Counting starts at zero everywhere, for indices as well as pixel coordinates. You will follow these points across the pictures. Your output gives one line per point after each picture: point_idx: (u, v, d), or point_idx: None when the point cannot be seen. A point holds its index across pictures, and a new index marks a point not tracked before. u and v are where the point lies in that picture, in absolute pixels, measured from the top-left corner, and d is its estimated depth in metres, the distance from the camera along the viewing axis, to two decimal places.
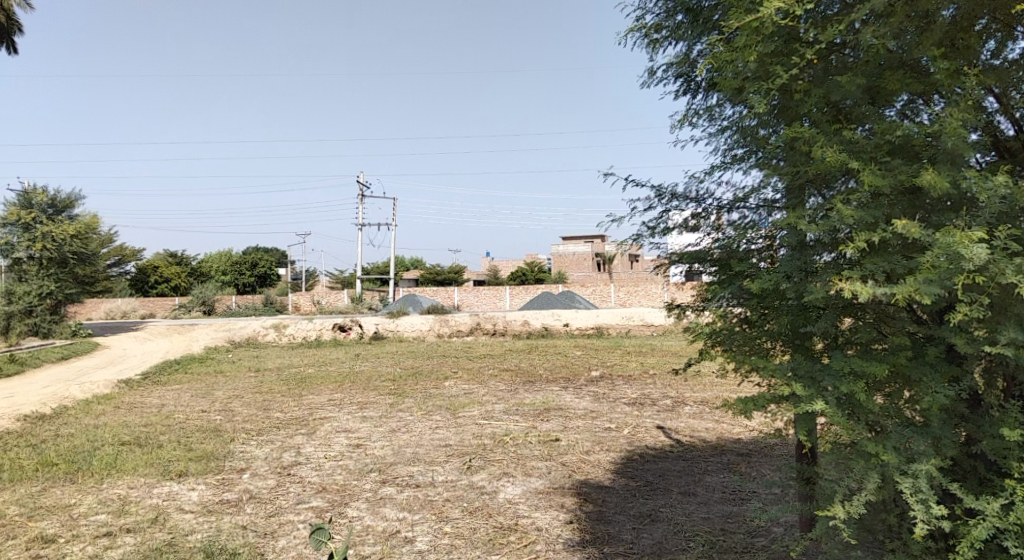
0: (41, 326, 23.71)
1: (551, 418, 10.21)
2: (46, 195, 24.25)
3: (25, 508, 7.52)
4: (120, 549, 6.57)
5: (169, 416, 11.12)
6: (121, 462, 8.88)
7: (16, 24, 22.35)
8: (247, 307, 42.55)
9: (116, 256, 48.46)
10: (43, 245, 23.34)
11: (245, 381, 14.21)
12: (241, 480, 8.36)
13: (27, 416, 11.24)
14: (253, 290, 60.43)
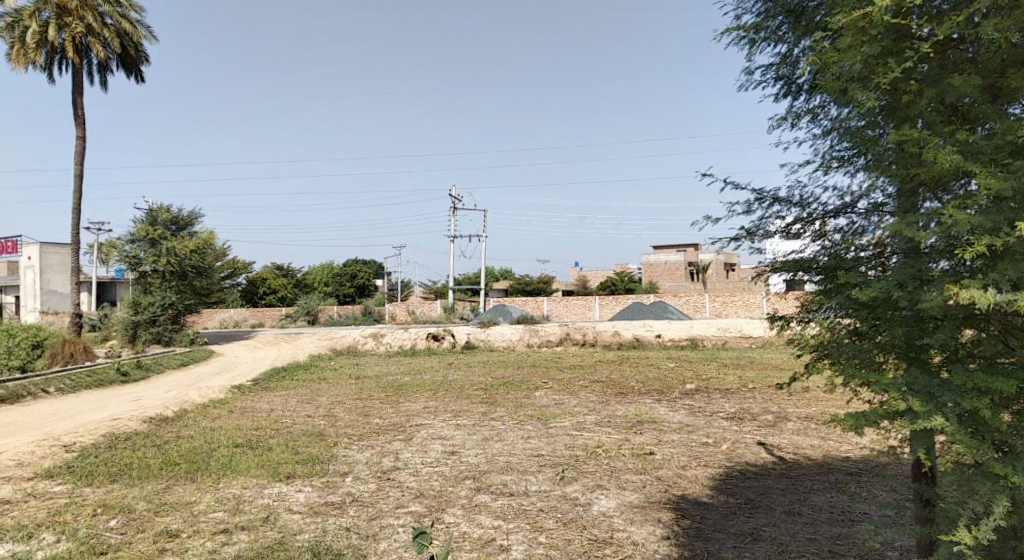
0: (163, 335, 25.07)
1: (645, 431, 10.06)
2: (169, 213, 26.17)
3: (152, 504, 8.13)
4: (236, 546, 6.99)
5: (277, 421, 11.74)
6: (235, 463, 9.44)
7: (143, 56, 24.31)
8: (346, 317, 44.31)
9: (230, 269, 51.67)
10: (167, 260, 25.21)
11: (345, 388, 14.77)
12: (343, 483, 8.70)
13: (153, 418, 12.15)
14: (352, 300, 62.81)
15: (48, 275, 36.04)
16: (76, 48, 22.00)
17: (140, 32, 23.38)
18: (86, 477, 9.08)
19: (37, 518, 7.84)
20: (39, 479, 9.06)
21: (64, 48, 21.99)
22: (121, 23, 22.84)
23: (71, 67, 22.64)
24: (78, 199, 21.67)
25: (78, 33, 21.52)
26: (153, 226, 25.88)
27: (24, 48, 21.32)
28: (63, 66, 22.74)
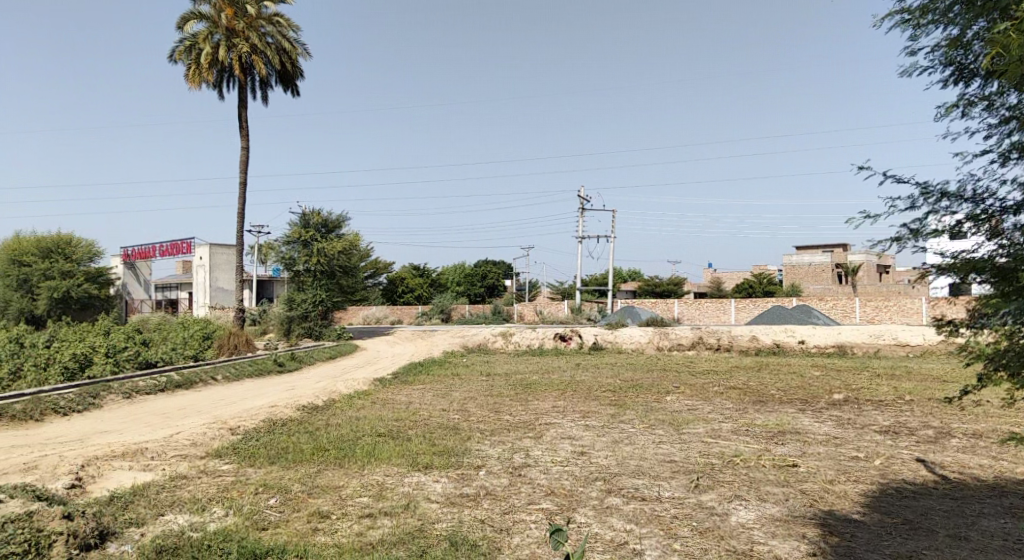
0: (313, 329, 26.73)
1: (787, 442, 9.56)
2: (320, 217, 28.11)
3: (306, 486, 8.79)
4: (380, 530, 7.49)
5: (415, 413, 12.27)
6: (378, 451, 9.98)
7: (299, 71, 26.08)
8: (477, 316, 45.42)
9: (372, 269, 54.55)
10: (317, 260, 27.09)
11: (476, 385, 15.17)
12: (477, 477, 8.94)
13: (305, 406, 13.09)
14: (483, 300, 64.29)
15: (216, 274, 39.67)
16: (242, 66, 24.12)
17: (296, 50, 25.25)
18: (249, 458, 9.96)
19: (209, 492, 8.72)
20: (209, 457, 10.04)
21: (232, 67, 24.20)
22: (280, 40, 24.68)
23: (238, 84, 24.86)
24: (242, 204, 23.75)
25: (244, 52, 23.58)
26: (305, 229, 27.91)
27: (199, 69, 23.72)
28: (231, 84, 25.03)
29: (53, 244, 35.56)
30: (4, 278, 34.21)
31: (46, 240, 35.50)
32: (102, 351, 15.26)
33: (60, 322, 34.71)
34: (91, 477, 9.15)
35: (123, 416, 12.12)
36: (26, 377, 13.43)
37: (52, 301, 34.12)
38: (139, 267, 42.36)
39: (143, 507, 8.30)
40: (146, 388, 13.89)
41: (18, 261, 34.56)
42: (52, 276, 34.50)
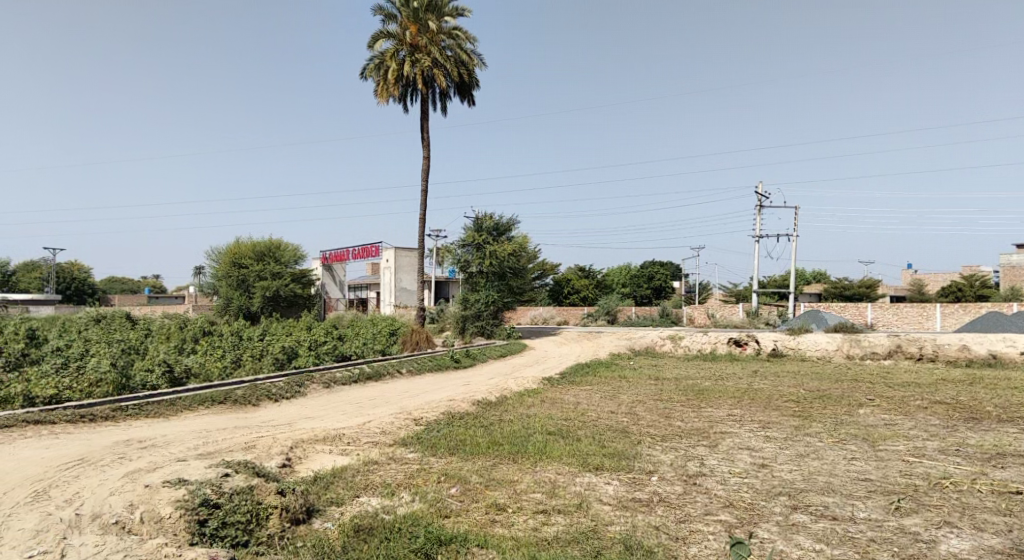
0: (486, 328, 27.73)
1: (1008, 466, 8.45)
2: (492, 220, 29.24)
3: (483, 478, 9.19)
4: (555, 528, 7.67)
5: (585, 414, 12.35)
6: (549, 449, 10.17)
7: (475, 81, 27.15)
8: (646, 318, 44.70)
9: (540, 270, 55.64)
10: (490, 262, 28.12)
11: (646, 388, 14.96)
12: (650, 482, 8.82)
13: (479, 401, 13.66)
14: (650, 302, 63.02)
15: (400, 275, 42.48)
16: (424, 80, 25.64)
17: (473, 61, 26.40)
18: (430, 448, 10.58)
19: (397, 478, 9.41)
20: (396, 446, 10.81)
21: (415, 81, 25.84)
22: (458, 53, 25.86)
23: (420, 97, 26.49)
24: (422, 210, 25.26)
25: (425, 67, 25.07)
26: (479, 233, 29.14)
27: (386, 84, 25.64)
28: (414, 97, 26.73)
29: (266, 248, 39.97)
30: (227, 278, 38.98)
31: (260, 245, 39.94)
32: (305, 345, 16.98)
33: (271, 317, 39.11)
34: (298, 458, 10.19)
35: (322, 404, 13.38)
36: (245, 366, 15.26)
37: (264, 299, 38.44)
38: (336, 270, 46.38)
39: (341, 488, 9.16)
40: (341, 378, 15.22)
41: (238, 263, 39.13)
42: (265, 276, 38.74)
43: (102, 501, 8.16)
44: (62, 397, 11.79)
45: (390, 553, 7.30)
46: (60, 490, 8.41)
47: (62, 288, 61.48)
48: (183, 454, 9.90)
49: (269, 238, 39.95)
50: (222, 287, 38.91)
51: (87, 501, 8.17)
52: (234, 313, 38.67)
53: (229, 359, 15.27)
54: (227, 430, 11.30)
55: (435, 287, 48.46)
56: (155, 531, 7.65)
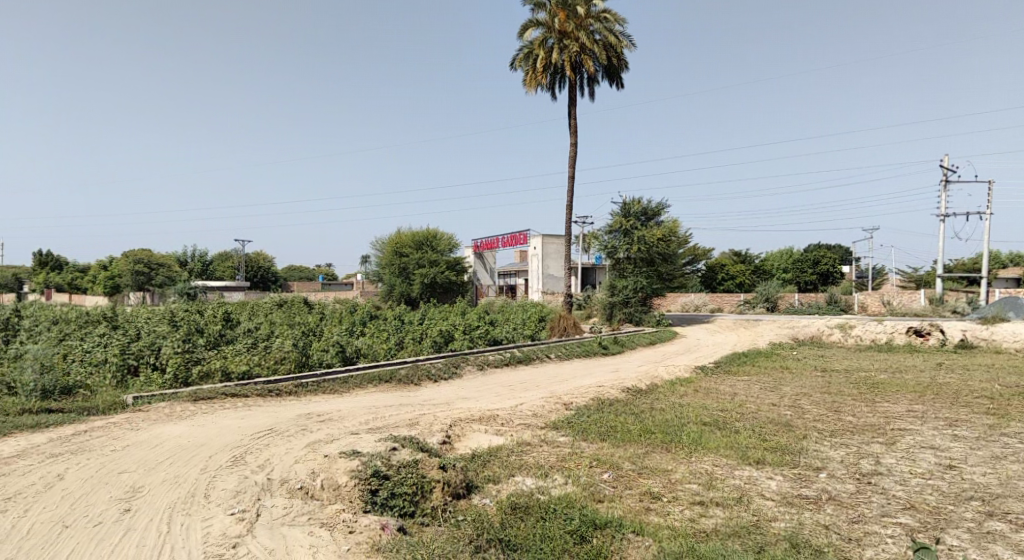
0: (635, 315, 27.36)
1: None
2: (640, 205, 28.82)
3: (636, 466, 9.12)
4: (713, 520, 7.47)
5: (743, 405, 11.84)
6: (706, 440, 9.86)
7: (625, 63, 26.62)
8: (810, 306, 41.96)
9: (692, 257, 53.68)
10: (637, 249, 27.72)
11: (811, 380, 14.06)
12: (817, 479, 8.32)
13: (631, 389, 13.52)
14: (815, 288, 58.94)
15: (548, 263, 42.93)
16: (572, 66, 25.65)
17: (622, 42, 25.81)
18: (582, 433, 10.64)
19: (550, 460, 9.59)
20: (549, 429, 10.98)
21: (564, 68, 25.94)
22: (607, 36, 25.53)
23: (568, 83, 26.51)
24: (570, 198, 25.33)
25: (573, 53, 25.06)
26: (627, 218, 28.73)
27: (535, 72, 26.03)
28: (563, 85, 26.81)
29: (424, 237, 42.02)
30: (389, 266, 41.30)
31: (419, 235, 42.02)
32: (460, 329, 17.72)
33: (430, 303, 41.10)
34: (457, 435, 10.67)
35: (477, 385, 13.90)
36: (407, 348, 16.19)
37: (423, 286, 40.42)
38: (487, 258, 47.89)
39: (497, 467, 9.48)
40: (494, 362, 15.68)
41: (399, 253, 41.47)
42: (423, 264, 40.73)
43: (289, 468, 9.04)
44: (253, 372, 13.17)
45: (547, 533, 7.47)
46: (254, 456, 9.40)
47: (249, 277, 68.27)
48: (355, 428, 10.70)
49: (427, 228, 41.94)
50: (385, 274, 41.51)
51: (276, 467, 9.09)
52: (396, 299, 41.09)
53: (393, 341, 16.26)
54: (392, 407, 12.06)
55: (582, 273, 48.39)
56: (334, 498, 8.35)
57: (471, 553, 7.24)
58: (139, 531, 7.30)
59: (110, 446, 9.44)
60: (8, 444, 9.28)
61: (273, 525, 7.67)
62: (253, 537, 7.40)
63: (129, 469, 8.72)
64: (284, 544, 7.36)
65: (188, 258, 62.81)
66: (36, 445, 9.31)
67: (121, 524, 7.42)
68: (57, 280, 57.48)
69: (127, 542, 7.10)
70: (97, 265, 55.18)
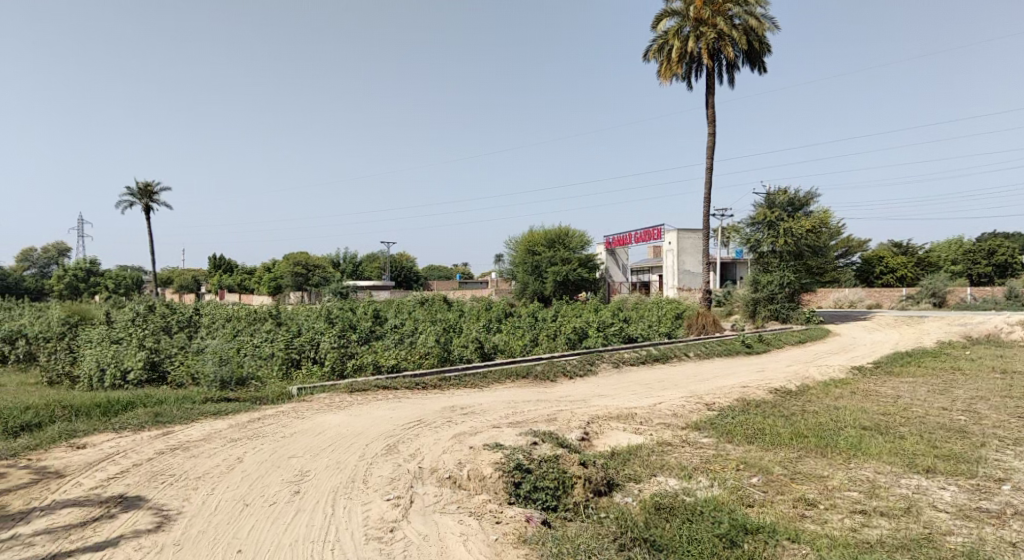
0: (781, 312, 26.08)
1: None
2: (786, 196, 27.41)
3: (788, 470, 8.69)
4: (878, 531, 7.02)
5: (908, 409, 10.93)
6: (866, 446, 9.22)
7: (768, 47, 25.33)
8: (985, 300, 37.93)
9: (844, 249, 50.14)
10: (784, 241, 26.16)
11: (989, 383, 12.72)
12: (1000, 491, 7.58)
13: (779, 389, 12.89)
14: (990, 281, 53.14)
15: (684, 257, 41.89)
16: (710, 53, 24.81)
17: (764, 24, 24.55)
18: (727, 434, 10.29)
19: (694, 462, 9.34)
20: (690, 429, 10.72)
21: (700, 56, 25.15)
22: (748, 20, 24.41)
23: (706, 71, 25.67)
24: (707, 190, 24.50)
25: (711, 40, 24.24)
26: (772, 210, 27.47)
27: (670, 63, 25.47)
28: (700, 73, 26.03)
29: (556, 235, 42.31)
30: (523, 264, 42.02)
31: (551, 233, 42.30)
32: (595, 326, 17.70)
33: (563, 300, 41.35)
34: (595, 433, 10.66)
35: (614, 383, 13.82)
36: (542, 345, 16.43)
37: (556, 283, 40.80)
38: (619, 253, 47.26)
39: (638, 465, 9.38)
40: (630, 359, 15.54)
41: (532, 250, 42.07)
42: (556, 261, 41.04)
43: (437, 458, 9.46)
44: (401, 366, 13.95)
45: (694, 535, 7.30)
46: (405, 445, 9.90)
47: (393, 277, 71.83)
48: (496, 421, 10.99)
49: (559, 225, 42.18)
50: (519, 272, 42.32)
51: (426, 456, 9.54)
52: (530, 297, 41.73)
53: (529, 337, 16.54)
54: (531, 402, 12.26)
55: (723, 269, 46.88)
56: (480, 488, 8.63)
57: (617, 550, 7.22)
58: (307, 512, 7.91)
59: (279, 432, 10.31)
60: (195, 428, 10.39)
61: (425, 512, 8.05)
62: (408, 523, 7.80)
63: (297, 454, 9.48)
64: (437, 530, 7.69)
65: (338, 259, 67.12)
66: (218, 430, 10.35)
67: (292, 504, 8.08)
68: (227, 280, 63.38)
69: (299, 521, 7.72)
70: (260, 266, 60.24)
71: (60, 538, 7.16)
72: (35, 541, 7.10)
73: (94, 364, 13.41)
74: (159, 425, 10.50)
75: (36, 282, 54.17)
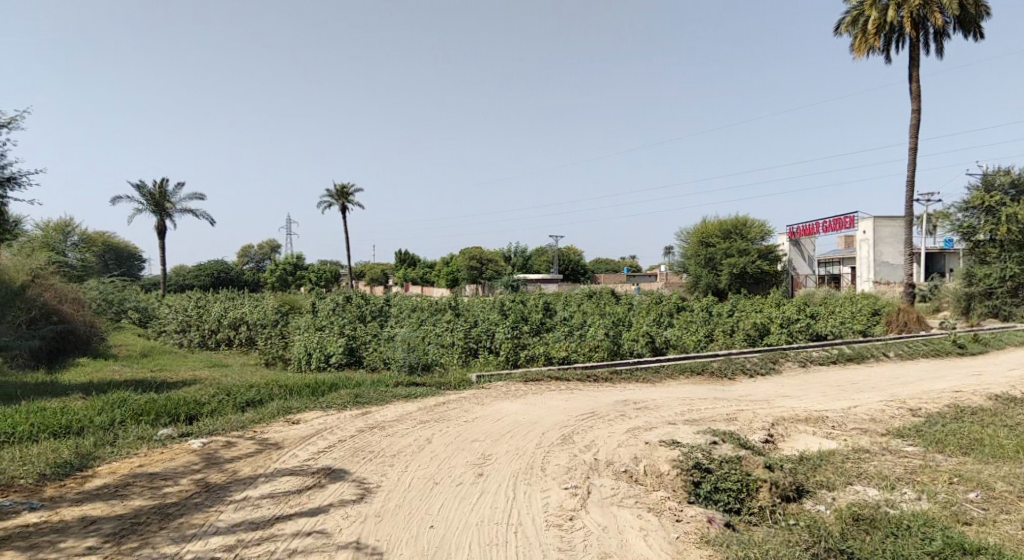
0: (1001, 309, 22.96)
1: None
2: (1008, 176, 24.16)
3: (1014, 487, 7.70)
4: None
5: None
6: None
7: (986, 9, 22.38)
8: None
9: None
10: (1007, 227, 23.14)
11: None
12: None
13: (1001, 396, 11.40)
14: None
15: (881, 247, 38.37)
16: (913, 22, 22.45)
17: None
18: (936, 443, 9.31)
19: (897, 472, 8.55)
20: (891, 436, 9.83)
21: (902, 26, 22.84)
22: None
23: (908, 42, 23.27)
24: (910, 174, 22.23)
25: (915, 7, 21.92)
26: (990, 192, 24.51)
27: (865, 36, 23.40)
28: (902, 43, 23.68)
29: (732, 226, 40.49)
30: (697, 256, 40.78)
31: (727, 224, 40.56)
32: (777, 322, 16.78)
33: (740, 294, 39.52)
34: (781, 435, 10.10)
35: (800, 383, 12.99)
36: (718, 341, 15.89)
37: (732, 276, 39.17)
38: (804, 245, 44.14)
39: (831, 472, 8.75)
40: (818, 358, 14.51)
41: (706, 242, 40.70)
42: (732, 253, 39.31)
43: (613, 451, 9.46)
44: (571, 358, 14.14)
45: (900, 551, 6.70)
46: (581, 436, 10.00)
47: (563, 271, 72.73)
48: (672, 418, 10.76)
49: (735, 216, 40.33)
50: (692, 264, 41.12)
51: (601, 449, 9.57)
52: (704, 291, 40.40)
53: (704, 333, 16.07)
54: (709, 400, 11.86)
55: (927, 260, 42.22)
56: (658, 485, 8.51)
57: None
58: (491, 494, 8.26)
59: (462, 417, 10.85)
60: (389, 409, 11.24)
61: (603, 504, 8.08)
62: (587, 513, 7.88)
63: (478, 439, 9.92)
64: (616, 523, 7.70)
65: (511, 254, 69.26)
66: (409, 412, 11.10)
67: (476, 486, 8.46)
68: (411, 274, 67.73)
69: (483, 503, 8.07)
70: (439, 260, 63.71)
71: (281, 502, 8.04)
72: (262, 503, 8.03)
73: (302, 348, 15.08)
74: (358, 405, 11.49)
75: (253, 274, 61.39)
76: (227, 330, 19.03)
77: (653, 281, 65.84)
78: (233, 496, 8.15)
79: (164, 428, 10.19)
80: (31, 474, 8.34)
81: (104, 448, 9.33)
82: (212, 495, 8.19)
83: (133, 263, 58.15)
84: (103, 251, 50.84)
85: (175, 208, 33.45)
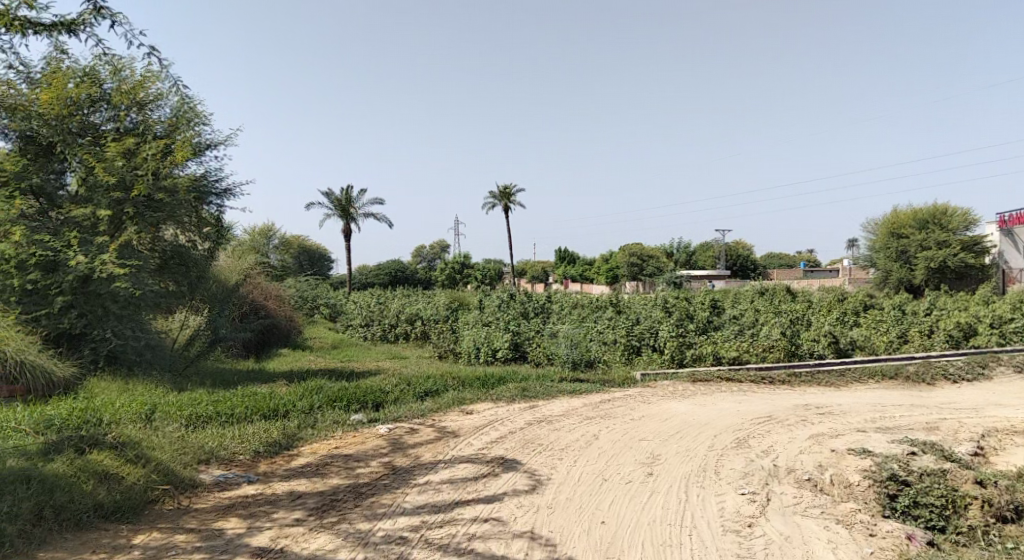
0: None
1: None
2: None
3: None
4: None
5: None
6: None
7: None
8: None
9: None
10: None
11: None
12: None
13: None
14: None
15: None
16: None
17: None
18: None
19: None
20: None
21: None
22: None
23: None
24: None
25: None
26: None
27: None
28: None
29: (929, 215, 36.69)
30: (886, 249, 37.56)
31: (924, 213, 36.98)
32: (986, 322, 14.99)
33: (939, 290, 35.71)
34: (993, 449, 9.03)
35: (1015, 390, 11.51)
36: (913, 342, 14.59)
37: (930, 270, 35.53)
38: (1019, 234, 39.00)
39: None
40: None
41: (897, 234, 37.37)
42: (929, 246, 35.61)
43: (794, 457, 8.96)
44: (743, 359, 13.61)
45: None
46: (757, 441, 9.57)
47: (731, 267, 69.82)
48: (861, 425, 9.97)
49: (932, 204, 36.56)
50: (880, 258, 37.88)
51: (781, 454, 9.09)
52: (895, 286, 37.05)
53: (894, 333, 14.86)
54: (903, 407, 10.86)
55: None
56: (847, 496, 7.95)
57: None
58: (662, 495, 8.14)
59: (629, 415, 10.79)
60: (556, 404, 11.45)
61: (786, 512, 7.67)
62: (767, 521, 7.52)
63: (648, 438, 9.82)
64: (800, 533, 7.29)
65: (675, 251, 67.55)
66: (575, 408, 11.24)
67: (647, 486, 8.38)
68: (573, 271, 68.27)
69: (654, 503, 7.97)
70: (602, 258, 63.65)
71: (460, 488, 8.46)
72: (442, 488, 8.50)
73: (471, 343, 15.79)
74: (527, 398, 11.81)
75: (425, 273, 64.99)
76: (404, 324, 20.37)
77: (834, 277, 61.10)
78: (417, 480, 8.71)
79: (355, 414, 11.12)
80: (248, 450, 9.46)
81: (306, 430, 10.36)
82: (398, 477, 8.80)
83: (324, 263, 63.88)
84: (298, 253, 56.24)
85: (359, 213, 36.23)
